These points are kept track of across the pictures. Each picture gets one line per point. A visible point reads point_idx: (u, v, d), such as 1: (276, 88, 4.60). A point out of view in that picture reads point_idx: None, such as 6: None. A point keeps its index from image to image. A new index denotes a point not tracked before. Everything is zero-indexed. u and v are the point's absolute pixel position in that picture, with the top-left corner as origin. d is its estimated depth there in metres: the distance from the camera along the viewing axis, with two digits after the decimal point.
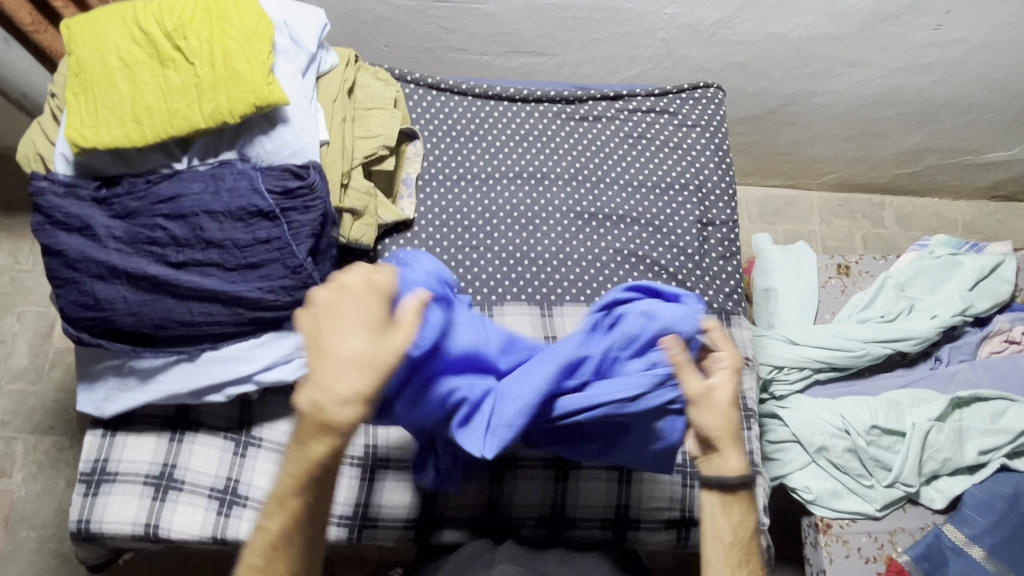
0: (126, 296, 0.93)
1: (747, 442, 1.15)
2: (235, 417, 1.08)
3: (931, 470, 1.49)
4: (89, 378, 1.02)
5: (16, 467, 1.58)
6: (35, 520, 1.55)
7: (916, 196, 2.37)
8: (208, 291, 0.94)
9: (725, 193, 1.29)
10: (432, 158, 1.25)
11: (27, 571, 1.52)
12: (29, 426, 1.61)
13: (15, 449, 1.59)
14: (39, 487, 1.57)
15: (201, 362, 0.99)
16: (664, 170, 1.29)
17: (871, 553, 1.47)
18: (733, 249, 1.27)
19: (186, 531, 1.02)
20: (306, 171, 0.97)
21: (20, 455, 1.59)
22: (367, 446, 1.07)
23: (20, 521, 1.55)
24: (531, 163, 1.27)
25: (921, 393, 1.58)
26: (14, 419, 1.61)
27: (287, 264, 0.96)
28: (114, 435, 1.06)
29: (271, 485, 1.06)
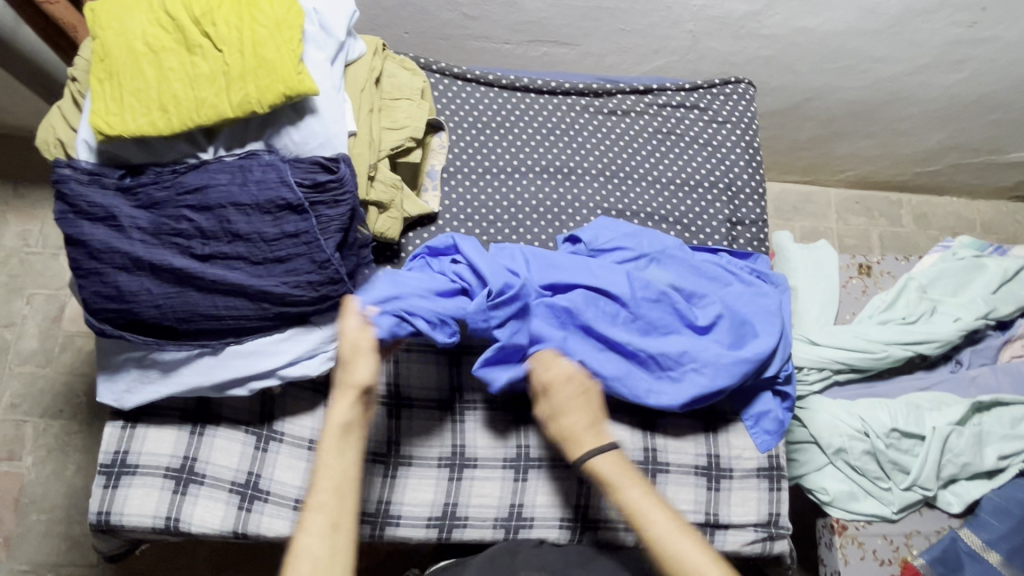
0: (151, 289, 0.92)
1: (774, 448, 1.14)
2: (256, 411, 1.07)
3: (950, 474, 1.48)
4: (110, 370, 1.00)
5: (26, 450, 1.57)
6: (45, 504, 1.55)
7: (935, 195, 2.35)
8: (234, 285, 0.93)
9: (755, 192, 1.27)
10: (457, 150, 1.23)
11: (37, 554, 1.52)
12: (39, 409, 1.60)
13: (24, 432, 1.58)
14: (49, 470, 1.57)
15: (225, 356, 0.97)
16: (693, 168, 1.27)
17: (886, 555, 1.48)
18: (761, 250, 1.25)
19: (207, 526, 1.01)
20: (336, 164, 0.95)
21: (30, 439, 1.58)
22: (390, 442, 1.06)
23: (31, 504, 1.54)
24: (558, 158, 1.25)
25: (941, 397, 1.57)
26: (25, 402, 1.60)
27: (315, 258, 0.94)
28: (134, 427, 1.04)
29: (294, 480, 1.05)
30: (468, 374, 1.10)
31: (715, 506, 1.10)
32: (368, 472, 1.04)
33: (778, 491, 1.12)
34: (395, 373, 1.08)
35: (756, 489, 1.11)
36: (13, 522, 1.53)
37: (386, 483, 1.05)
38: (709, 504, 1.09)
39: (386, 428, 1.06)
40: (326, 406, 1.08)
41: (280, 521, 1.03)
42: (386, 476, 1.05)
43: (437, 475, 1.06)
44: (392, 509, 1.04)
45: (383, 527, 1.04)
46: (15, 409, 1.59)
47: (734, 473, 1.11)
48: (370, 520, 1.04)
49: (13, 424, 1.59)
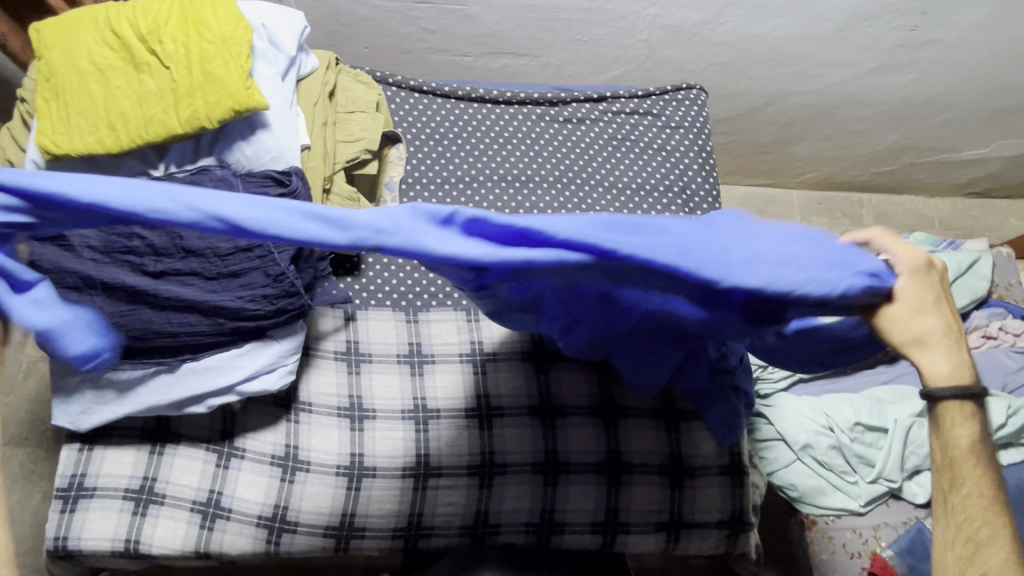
0: (102, 307, 0.90)
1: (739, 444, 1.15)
2: (218, 428, 1.06)
3: (913, 465, 1.51)
4: (64, 392, 0.99)
5: None
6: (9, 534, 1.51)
7: (894, 194, 2.41)
8: (189, 301, 0.93)
9: (710, 194, 1.29)
10: (415, 161, 1.23)
11: None
12: None
13: None
14: (14, 501, 1.53)
15: (181, 373, 0.96)
16: (649, 172, 1.29)
17: (856, 549, 1.46)
18: None
19: (168, 546, 1.00)
20: (289, 177, 0.95)
21: None
22: (354, 455, 1.06)
23: None
24: (517, 165, 1.26)
25: (903, 390, 1.61)
26: None
27: (269, 272, 0.95)
28: (92, 449, 1.03)
29: (255, 497, 1.03)
30: (430, 385, 1.12)
31: (681, 506, 1.10)
32: (333, 484, 1.04)
33: (743, 487, 1.12)
34: (362, 387, 1.11)
35: (721, 487, 1.11)
36: None
37: (351, 494, 1.04)
38: (674, 504, 1.10)
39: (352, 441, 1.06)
40: (287, 421, 1.07)
41: (242, 538, 1.02)
42: (351, 487, 1.05)
43: (401, 485, 1.05)
44: (357, 522, 1.04)
45: (349, 539, 1.04)
46: None
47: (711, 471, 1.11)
48: (336, 533, 1.04)
49: None
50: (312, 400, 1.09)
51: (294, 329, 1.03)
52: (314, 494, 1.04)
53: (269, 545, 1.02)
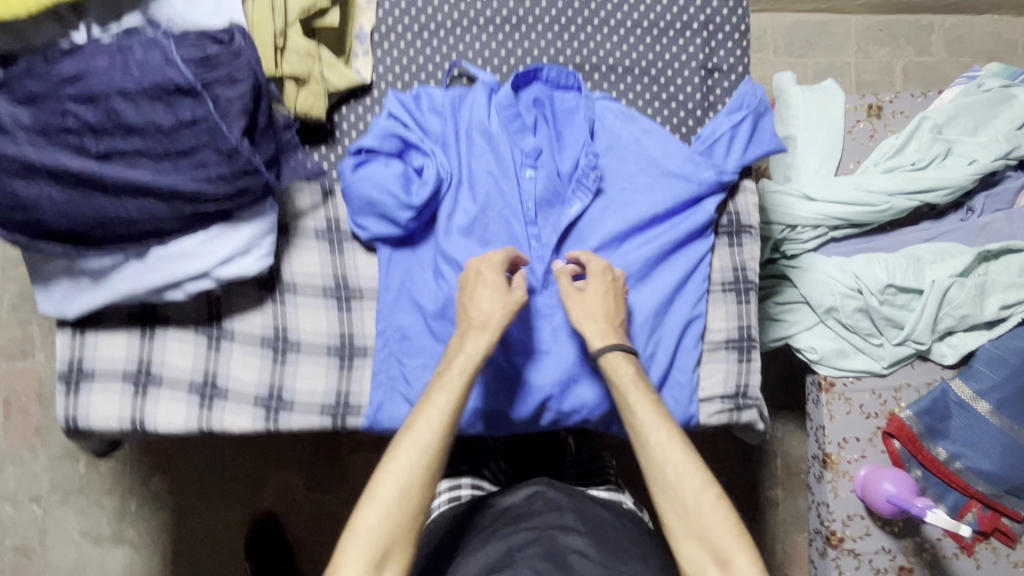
0: (52, 195, 0.85)
1: (744, 376, 1.05)
2: (204, 312, 1.04)
3: (946, 327, 1.44)
4: (43, 280, 0.96)
5: None
6: None
7: (973, 14, 2.13)
8: (139, 184, 0.85)
9: (738, 28, 1.06)
10: (388, 5, 1.06)
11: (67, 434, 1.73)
12: None
13: None
14: None
15: (152, 260, 0.93)
16: (681, 7, 1.05)
17: (873, 409, 1.50)
18: (736, 140, 1.02)
19: (172, 424, 1.03)
20: (229, 35, 0.83)
21: None
22: (344, 334, 1.05)
23: None
24: (546, 10, 1.07)
25: (946, 248, 1.46)
26: None
27: (221, 148, 0.84)
28: (84, 335, 1.03)
29: (250, 377, 1.04)
30: None
31: None
32: (326, 366, 1.04)
33: (749, 362, 1.04)
34: (347, 266, 1.05)
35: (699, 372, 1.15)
36: None
37: (344, 375, 1.04)
38: None
39: (339, 321, 1.04)
40: (273, 302, 1.04)
41: (242, 416, 1.03)
42: (343, 368, 1.04)
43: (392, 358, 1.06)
44: (353, 400, 1.04)
45: (346, 417, 1.04)
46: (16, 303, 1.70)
47: (757, 229, 1.06)
48: (333, 411, 1.04)
49: None
50: (296, 281, 1.04)
51: (263, 210, 0.95)
52: (311, 375, 1.04)
53: (268, 424, 1.03)
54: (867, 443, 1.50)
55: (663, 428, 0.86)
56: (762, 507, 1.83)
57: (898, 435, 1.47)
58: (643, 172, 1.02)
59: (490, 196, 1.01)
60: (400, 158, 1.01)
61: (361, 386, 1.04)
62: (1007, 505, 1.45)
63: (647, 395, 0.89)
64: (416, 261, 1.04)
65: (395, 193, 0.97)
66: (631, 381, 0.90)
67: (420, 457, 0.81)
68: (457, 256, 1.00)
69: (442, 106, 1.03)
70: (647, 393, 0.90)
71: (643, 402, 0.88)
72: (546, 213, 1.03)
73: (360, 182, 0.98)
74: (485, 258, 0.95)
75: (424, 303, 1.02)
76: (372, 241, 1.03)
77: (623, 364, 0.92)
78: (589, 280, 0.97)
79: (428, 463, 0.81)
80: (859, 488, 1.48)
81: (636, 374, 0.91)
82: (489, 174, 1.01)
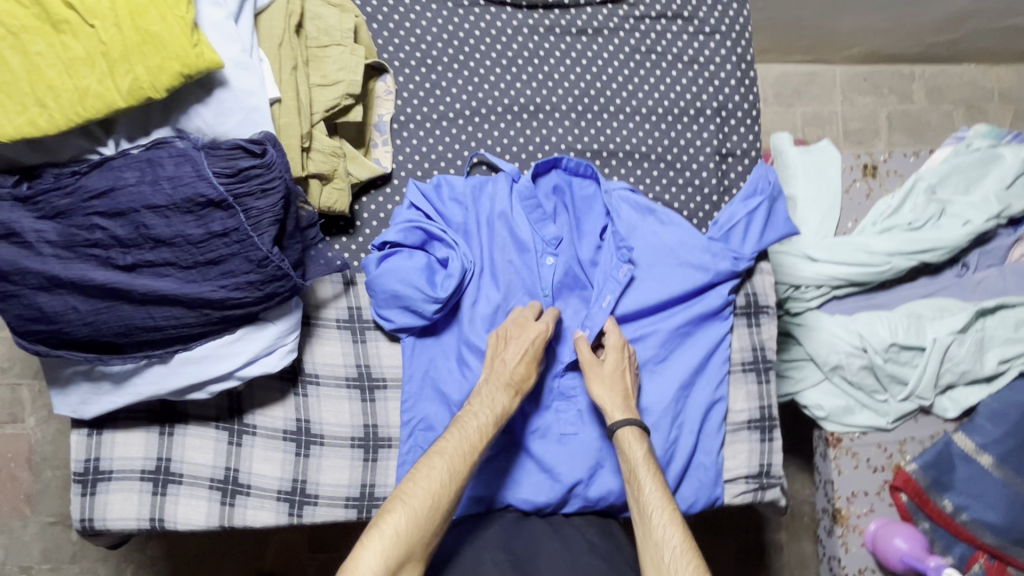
0: (77, 307, 0.83)
1: (766, 455, 1.06)
2: (225, 406, 1.02)
3: (948, 382, 1.47)
4: (60, 383, 0.94)
5: (27, 412, 1.64)
6: (56, 461, 1.64)
7: (952, 64, 2.21)
8: (167, 294, 0.84)
9: (749, 115, 1.10)
10: (407, 94, 1.07)
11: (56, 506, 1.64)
12: (30, 371, 1.63)
13: (21, 395, 1.64)
14: (54, 430, 1.64)
15: (176, 363, 0.91)
16: (690, 97, 1.09)
17: (879, 463, 1.53)
18: (752, 223, 1.03)
19: (192, 522, 1.00)
20: (261, 146, 0.82)
21: (29, 402, 1.64)
22: (368, 426, 1.04)
23: (43, 462, 1.64)
24: (564, 98, 1.09)
25: (944, 304, 1.51)
26: (14, 365, 1.64)
27: (251, 257, 0.84)
28: (100, 434, 1.01)
29: (272, 472, 1.02)
30: None
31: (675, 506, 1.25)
32: (350, 458, 1.03)
33: (770, 441, 1.06)
34: (370, 355, 1.05)
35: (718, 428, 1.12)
36: (30, 479, 1.64)
37: (368, 466, 1.03)
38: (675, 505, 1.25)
39: (362, 412, 1.04)
40: (295, 394, 1.03)
41: (265, 511, 1.01)
42: (367, 459, 1.03)
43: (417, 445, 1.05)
44: (377, 492, 1.03)
45: (370, 510, 1.03)
46: (6, 372, 1.64)
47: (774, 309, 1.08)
48: (358, 503, 1.03)
49: (8, 388, 1.64)
50: (318, 372, 1.04)
51: (288, 308, 0.94)
52: (335, 467, 1.03)
53: (292, 518, 1.02)
54: (874, 496, 1.52)
55: (666, 508, 0.87)
56: (768, 552, 1.84)
57: (905, 488, 1.48)
58: (662, 257, 1.03)
59: (511, 284, 1.02)
60: (423, 248, 1.02)
61: (386, 476, 1.03)
62: (1012, 555, 1.47)
63: (656, 477, 0.90)
64: (440, 349, 1.04)
65: (418, 285, 0.98)
66: (642, 458, 0.91)
67: (427, 503, 0.83)
68: (479, 345, 1.01)
69: (462, 195, 1.04)
70: (646, 450, 0.92)
71: (651, 481, 0.89)
72: (567, 298, 1.04)
73: (385, 275, 0.99)
74: (511, 314, 0.99)
75: (447, 392, 1.02)
76: (396, 332, 1.03)
77: (637, 441, 0.92)
78: (607, 354, 0.98)
79: (432, 501, 0.83)
80: (870, 543, 1.49)
81: (640, 428, 0.94)
82: (509, 260, 1.03)
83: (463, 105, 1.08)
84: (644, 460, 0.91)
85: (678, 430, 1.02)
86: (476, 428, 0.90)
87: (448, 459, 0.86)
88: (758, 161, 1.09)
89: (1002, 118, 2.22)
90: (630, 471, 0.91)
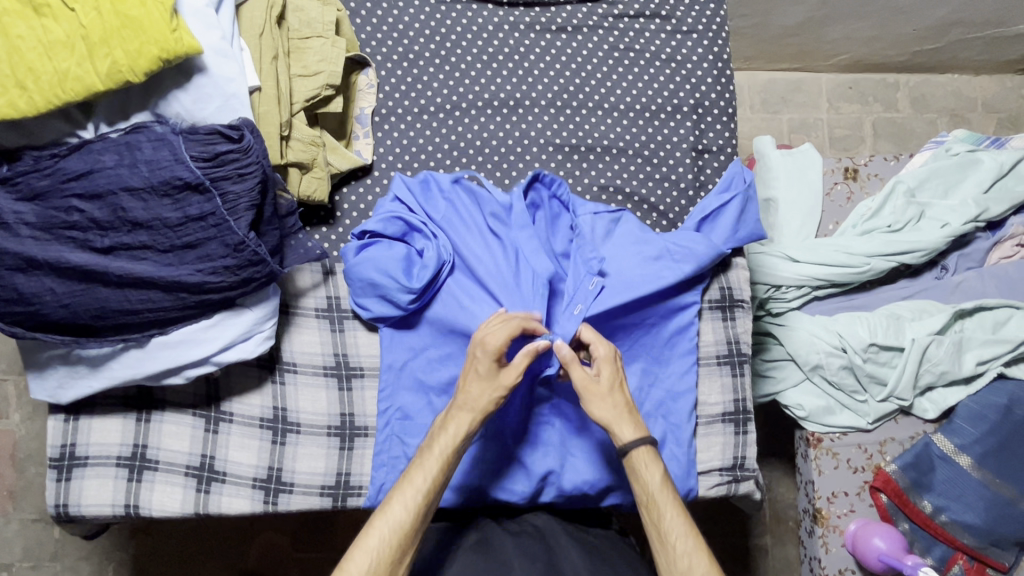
0: (54, 288, 0.84)
1: (741, 448, 1.07)
2: (202, 393, 1.03)
3: (927, 383, 1.49)
4: (37, 367, 0.94)
5: (12, 409, 1.63)
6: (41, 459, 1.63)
7: (936, 73, 2.24)
8: (144, 277, 0.85)
9: (725, 113, 1.12)
10: (389, 87, 1.09)
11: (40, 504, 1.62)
12: (16, 368, 1.63)
13: (6, 392, 1.63)
14: (39, 427, 1.64)
15: (152, 347, 0.92)
16: (667, 94, 1.11)
17: (860, 463, 1.53)
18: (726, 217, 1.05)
19: (166, 509, 1.01)
20: (238, 132, 0.84)
21: (14, 398, 1.63)
22: (345, 415, 1.05)
23: (27, 459, 1.63)
24: (544, 93, 1.11)
25: (923, 305, 1.52)
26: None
27: (227, 241, 0.85)
28: (77, 419, 1.01)
29: (248, 460, 1.02)
30: None
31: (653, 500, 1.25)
32: (326, 446, 1.04)
33: (744, 434, 1.07)
34: (348, 344, 1.06)
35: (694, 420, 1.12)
36: (13, 476, 1.63)
37: (344, 455, 1.04)
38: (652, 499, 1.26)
39: (339, 400, 1.04)
40: (273, 382, 1.04)
41: (240, 499, 1.02)
42: (343, 448, 1.04)
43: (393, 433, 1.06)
44: (353, 481, 1.04)
45: (346, 498, 1.03)
46: None
47: (749, 303, 1.09)
48: (333, 492, 1.03)
49: None
50: (296, 361, 1.04)
51: (265, 294, 0.95)
52: (311, 455, 1.03)
53: (267, 506, 1.02)
54: (855, 497, 1.52)
55: (689, 536, 0.85)
56: (751, 555, 1.84)
57: (885, 488, 1.49)
58: (642, 256, 1.02)
59: (487, 282, 1.01)
60: (406, 241, 1.03)
61: (362, 464, 1.04)
62: (991, 556, 1.47)
63: (676, 502, 0.87)
64: (417, 339, 1.04)
65: (396, 273, 0.99)
66: (660, 483, 0.87)
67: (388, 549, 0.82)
68: (454, 339, 1.01)
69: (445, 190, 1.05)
70: (662, 474, 0.88)
71: (671, 509, 0.86)
72: None
73: (363, 262, 1.00)
74: (488, 324, 0.91)
75: (426, 380, 1.03)
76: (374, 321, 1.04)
77: (653, 465, 0.88)
78: (599, 368, 0.92)
79: (393, 548, 0.83)
80: (850, 543, 1.49)
81: (653, 448, 0.89)
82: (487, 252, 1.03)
83: (444, 99, 1.09)
84: (660, 485, 0.87)
85: (651, 421, 1.03)
86: (440, 463, 0.87)
87: (410, 502, 0.84)
88: (734, 158, 1.11)
89: (985, 126, 2.25)
90: (646, 499, 0.87)
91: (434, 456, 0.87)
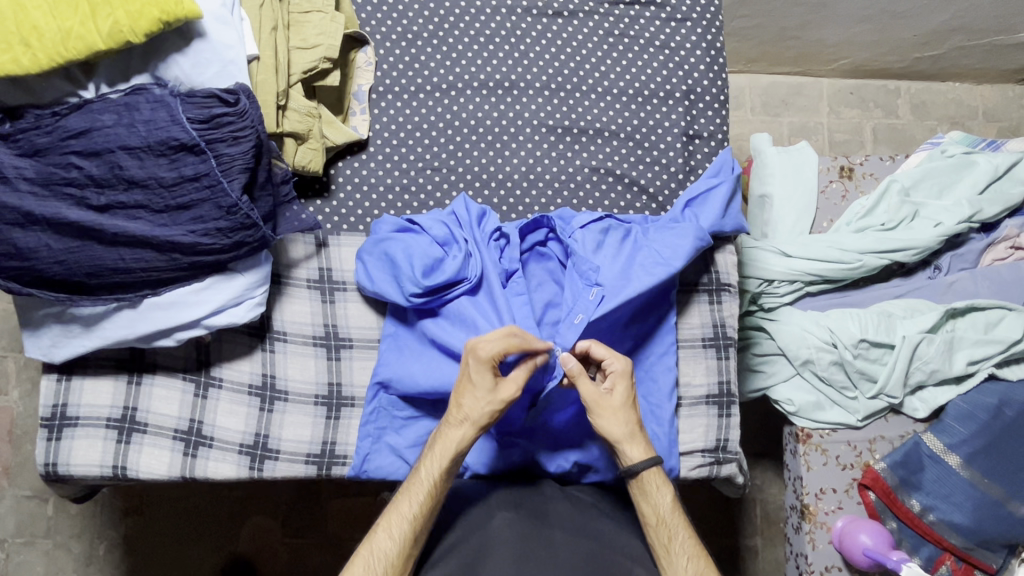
0: (50, 244, 0.86)
1: (724, 430, 1.07)
2: (193, 357, 1.04)
3: (917, 381, 1.49)
4: (32, 325, 0.96)
5: (11, 385, 1.64)
6: None
7: (937, 81, 2.26)
8: (138, 235, 0.87)
9: (716, 99, 1.14)
10: (387, 66, 1.11)
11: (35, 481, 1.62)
12: (17, 344, 1.64)
13: (6, 367, 1.64)
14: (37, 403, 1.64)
15: (144, 308, 0.93)
16: (660, 80, 1.13)
17: (849, 460, 1.53)
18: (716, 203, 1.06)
19: (153, 471, 1.02)
20: (235, 96, 0.86)
21: (13, 374, 1.64)
22: (332, 384, 1.06)
23: (23, 435, 1.63)
24: (538, 76, 1.13)
25: (915, 304, 1.53)
26: None
27: (221, 204, 0.87)
28: (69, 380, 1.03)
29: (236, 426, 1.04)
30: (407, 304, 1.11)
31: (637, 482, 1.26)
32: (313, 415, 1.05)
33: (728, 417, 1.07)
34: (338, 315, 1.07)
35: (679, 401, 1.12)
36: (8, 451, 1.63)
37: (330, 424, 1.05)
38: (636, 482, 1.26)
39: (327, 370, 1.06)
40: (263, 350, 1.05)
41: (226, 464, 1.03)
42: (330, 417, 1.05)
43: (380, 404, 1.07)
44: (338, 450, 1.05)
45: (330, 467, 1.04)
46: None
47: (735, 288, 1.10)
48: (318, 460, 1.04)
49: None
50: (286, 330, 1.06)
51: (257, 261, 0.97)
52: (298, 423, 1.05)
53: (253, 472, 1.03)
54: (843, 494, 1.52)
55: (696, 556, 0.91)
56: (741, 554, 1.83)
57: (874, 486, 1.48)
58: (625, 250, 1.02)
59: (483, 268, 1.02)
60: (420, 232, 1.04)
61: (348, 434, 1.05)
62: (978, 557, 1.46)
63: (683, 520, 0.94)
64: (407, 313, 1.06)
65: (408, 258, 1.00)
66: (669, 505, 0.93)
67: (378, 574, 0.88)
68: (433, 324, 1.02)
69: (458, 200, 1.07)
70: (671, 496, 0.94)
71: (681, 528, 0.92)
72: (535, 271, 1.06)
73: (389, 245, 1.02)
74: (490, 338, 0.91)
75: (413, 352, 1.04)
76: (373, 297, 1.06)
77: (664, 487, 0.94)
78: (613, 384, 0.94)
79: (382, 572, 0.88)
80: (836, 540, 1.48)
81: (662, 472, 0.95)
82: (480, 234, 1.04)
83: (440, 79, 1.12)
84: (669, 507, 0.93)
85: None
86: (426, 490, 0.91)
87: (395, 528, 0.89)
88: (724, 144, 1.12)
89: (985, 134, 2.26)
90: (656, 519, 0.93)
91: (420, 483, 0.91)
